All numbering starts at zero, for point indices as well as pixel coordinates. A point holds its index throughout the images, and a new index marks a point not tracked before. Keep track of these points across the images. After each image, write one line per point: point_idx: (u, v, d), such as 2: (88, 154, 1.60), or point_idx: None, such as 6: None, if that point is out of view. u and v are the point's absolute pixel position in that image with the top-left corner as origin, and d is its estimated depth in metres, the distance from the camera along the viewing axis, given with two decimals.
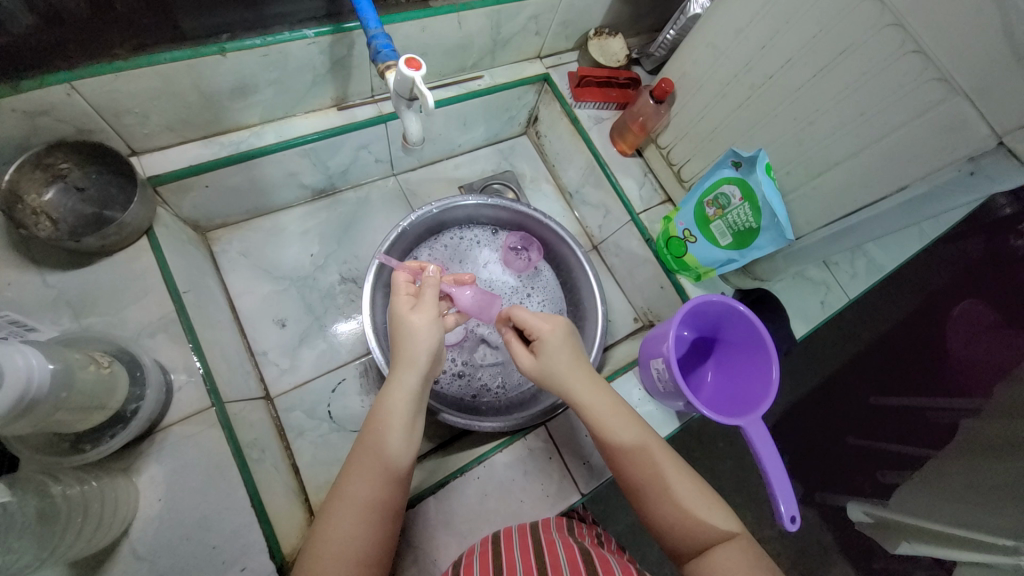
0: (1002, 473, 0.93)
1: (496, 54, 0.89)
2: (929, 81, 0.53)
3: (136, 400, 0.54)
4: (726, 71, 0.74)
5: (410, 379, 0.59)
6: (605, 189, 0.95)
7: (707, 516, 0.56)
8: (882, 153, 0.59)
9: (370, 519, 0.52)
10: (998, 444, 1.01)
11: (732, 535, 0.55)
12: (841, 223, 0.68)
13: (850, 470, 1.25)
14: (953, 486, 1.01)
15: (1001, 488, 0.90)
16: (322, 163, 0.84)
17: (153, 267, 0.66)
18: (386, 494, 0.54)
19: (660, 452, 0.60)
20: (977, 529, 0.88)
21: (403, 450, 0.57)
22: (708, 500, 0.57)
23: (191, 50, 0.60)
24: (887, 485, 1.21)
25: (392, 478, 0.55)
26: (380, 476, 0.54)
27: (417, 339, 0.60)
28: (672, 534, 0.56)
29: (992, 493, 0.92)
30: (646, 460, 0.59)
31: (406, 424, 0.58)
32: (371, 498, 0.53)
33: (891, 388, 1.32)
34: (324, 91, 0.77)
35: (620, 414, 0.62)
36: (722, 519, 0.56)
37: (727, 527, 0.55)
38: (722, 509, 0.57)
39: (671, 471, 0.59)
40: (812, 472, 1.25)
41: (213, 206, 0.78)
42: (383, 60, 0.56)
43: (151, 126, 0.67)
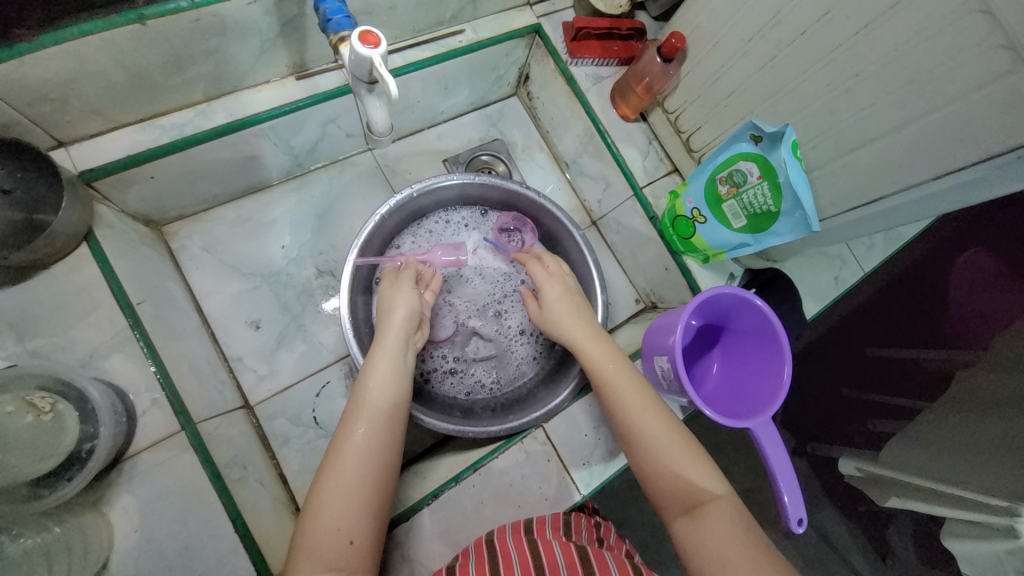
0: (994, 429, 0.88)
1: (478, 3, 0.77)
2: (996, 47, 0.43)
3: (90, 440, 0.50)
4: (749, 24, 0.63)
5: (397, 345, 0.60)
6: (605, 160, 0.85)
7: (698, 474, 0.54)
8: (928, 130, 0.51)
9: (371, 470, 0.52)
10: (985, 400, 0.96)
11: (723, 496, 0.53)
12: (871, 206, 0.60)
13: (840, 421, 1.20)
14: (938, 438, 0.98)
15: (989, 447, 0.86)
16: (285, 143, 0.74)
17: (98, 277, 0.58)
18: (386, 448, 0.53)
19: (651, 403, 0.59)
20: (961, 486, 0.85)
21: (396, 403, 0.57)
22: (700, 458, 0.56)
23: (104, 21, 0.50)
24: (878, 434, 1.18)
25: (391, 425, 0.55)
26: (379, 429, 0.54)
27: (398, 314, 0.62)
28: (663, 492, 0.55)
29: (979, 450, 0.88)
30: (638, 413, 0.58)
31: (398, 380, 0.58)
32: (370, 449, 0.52)
33: (892, 337, 1.24)
34: (277, 57, 0.65)
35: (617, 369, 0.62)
36: (712, 479, 0.54)
37: (716, 489, 0.54)
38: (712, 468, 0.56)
39: (664, 425, 0.58)
40: (805, 424, 1.20)
41: (164, 198, 0.69)
42: (336, 31, 0.46)
43: (74, 112, 0.57)
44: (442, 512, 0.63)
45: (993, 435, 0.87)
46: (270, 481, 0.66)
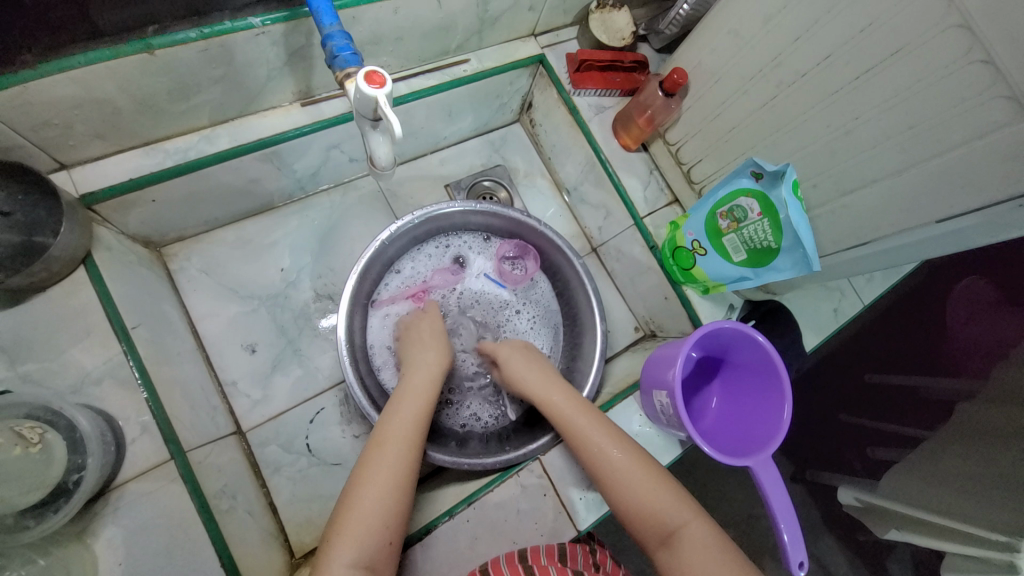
0: (989, 462, 0.87)
1: (483, 34, 0.78)
2: (995, 99, 0.44)
3: (78, 470, 0.48)
4: (750, 63, 0.64)
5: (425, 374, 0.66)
6: (606, 189, 0.86)
7: (668, 499, 0.56)
8: (928, 175, 0.51)
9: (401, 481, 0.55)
10: (983, 430, 0.94)
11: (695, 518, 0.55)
12: (872, 246, 0.60)
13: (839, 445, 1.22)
14: (937, 469, 0.97)
15: (987, 479, 0.85)
16: (288, 167, 0.74)
17: (93, 301, 0.58)
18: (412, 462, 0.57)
19: (602, 435, 0.61)
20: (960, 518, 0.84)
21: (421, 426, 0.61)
22: (669, 482, 0.58)
23: (112, 49, 0.50)
24: (877, 462, 1.17)
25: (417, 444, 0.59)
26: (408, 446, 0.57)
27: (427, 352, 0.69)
28: (640, 523, 0.57)
29: (976, 481, 0.86)
30: (598, 449, 0.60)
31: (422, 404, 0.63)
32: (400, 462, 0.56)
33: (891, 365, 1.23)
34: (283, 85, 0.66)
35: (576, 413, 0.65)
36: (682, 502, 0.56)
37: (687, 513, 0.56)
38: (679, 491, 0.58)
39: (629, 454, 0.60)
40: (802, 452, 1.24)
41: (164, 220, 0.69)
42: (341, 67, 0.46)
43: (79, 137, 0.57)
44: (434, 548, 0.62)
45: (990, 467, 0.86)
46: (260, 511, 0.65)
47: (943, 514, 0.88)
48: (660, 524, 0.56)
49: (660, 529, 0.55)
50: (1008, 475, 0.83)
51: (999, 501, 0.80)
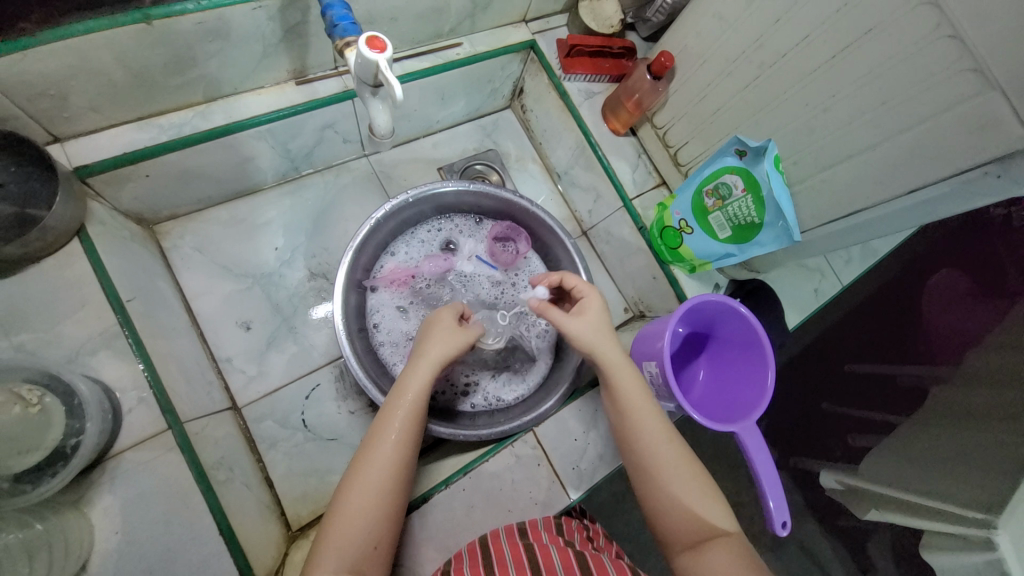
0: (964, 446, 0.92)
1: (476, 17, 0.79)
2: (961, 72, 0.47)
3: (76, 435, 0.49)
4: (733, 46, 0.67)
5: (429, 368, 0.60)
6: (596, 172, 0.88)
7: (705, 509, 0.53)
8: (901, 148, 0.54)
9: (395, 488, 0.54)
10: (970, 416, 0.98)
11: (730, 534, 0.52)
12: (848, 219, 0.63)
13: (822, 433, 1.25)
14: (918, 450, 1.01)
15: (959, 460, 0.89)
16: (283, 146, 0.75)
17: (87, 273, 0.58)
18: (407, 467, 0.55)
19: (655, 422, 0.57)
20: (936, 498, 0.87)
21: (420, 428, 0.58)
22: (711, 493, 0.54)
23: (110, 21, 0.51)
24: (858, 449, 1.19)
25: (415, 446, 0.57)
26: (404, 450, 0.56)
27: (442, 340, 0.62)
28: (671, 519, 0.54)
29: (952, 464, 0.90)
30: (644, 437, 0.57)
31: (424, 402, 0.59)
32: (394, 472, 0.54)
33: (867, 353, 1.28)
34: (278, 63, 0.67)
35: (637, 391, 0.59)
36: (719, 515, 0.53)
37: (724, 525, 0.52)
38: (719, 501, 0.54)
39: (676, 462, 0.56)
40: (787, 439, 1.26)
41: (158, 197, 0.69)
42: (341, 36, 0.47)
43: (73, 109, 0.57)
44: (431, 517, 0.63)
45: (967, 447, 0.90)
46: (256, 485, 0.66)
47: (921, 494, 0.90)
48: (692, 532, 0.52)
49: (691, 536, 0.52)
50: (983, 454, 0.86)
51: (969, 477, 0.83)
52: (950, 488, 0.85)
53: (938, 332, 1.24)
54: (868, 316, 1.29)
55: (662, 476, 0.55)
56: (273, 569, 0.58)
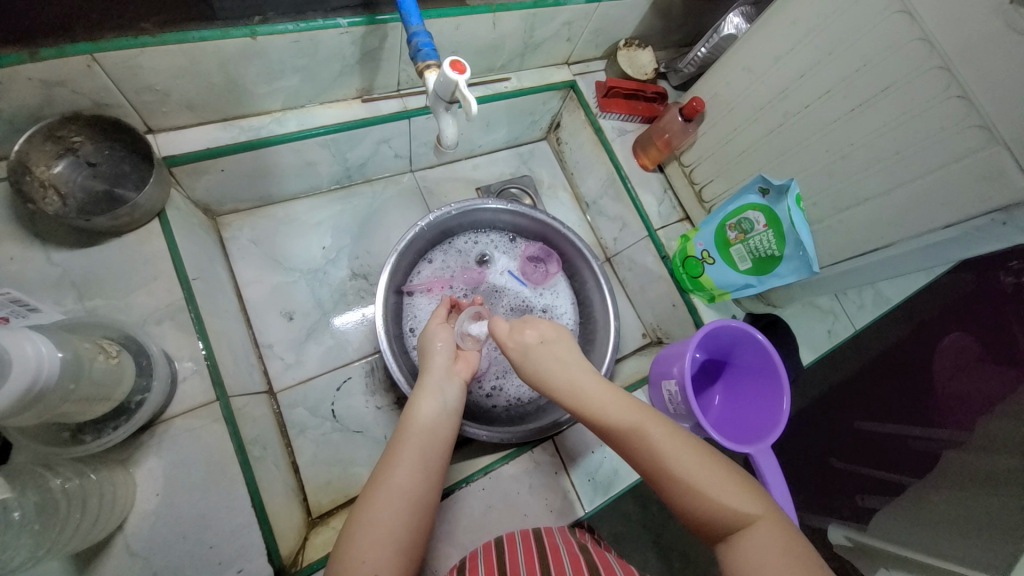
0: (980, 508, 0.91)
1: (526, 57, 0.88)
2: (970, 128, 0.52)
3: (142, 392, 0.53)
4: (760, 96, 0.74)
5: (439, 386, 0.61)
6: (624, 203, 0.94)
7: (729, 497, 0.48)
8: (915, 194, 0.59)
9: (418, 507, 0.52)
10: (987, 478, 0.98)
11: (761, 516, 0.47)
12: (864, 258, 0.68)
13: (833, 492, 1.24)
14: (932, 513, 1.00)
15: (974, 522, 0.89)
16: (342, 155, 0.82)
17: (162, 250, 0.63)
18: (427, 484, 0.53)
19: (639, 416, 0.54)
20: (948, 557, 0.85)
21: (437, 448, 0.56)
22: (728, 477, 0.50)
23: (221, 31, 0.58)
24: (866, 509, 1.17)
25: (435, 464, 0.55)
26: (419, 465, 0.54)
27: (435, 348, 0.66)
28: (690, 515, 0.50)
29: (968, 525, 0.89)
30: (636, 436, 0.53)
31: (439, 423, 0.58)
32: (412, 491, 0.52)
33: (879, 414, 1.30)
34: (350, 81, 0.74)
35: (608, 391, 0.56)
36: (744, 499, 0.48)
37: (752, 509, 0.48)
38: (743, 485, 0.49)
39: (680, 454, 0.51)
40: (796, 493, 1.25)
41: (226, 191, 0.76)
42: (422, 59, 0.54)
43: (171, 105, 0.64)
44: (449, 513, 0.65)
45: (985, 510, 0.89)
46: (285, 467, 0.68)
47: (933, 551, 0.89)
48: (722, 526, 0.48)
49: (722, 530, 0.48)
50: (1000, 516, 0.85)
51: (987, 538, 0.82)
52: (965, 548, 0.83)
53: (947, 399, 1.26)
54: (874, 380, 1.34)
55: (667, 472, 0.51)
56: (294, 549, 0.60)
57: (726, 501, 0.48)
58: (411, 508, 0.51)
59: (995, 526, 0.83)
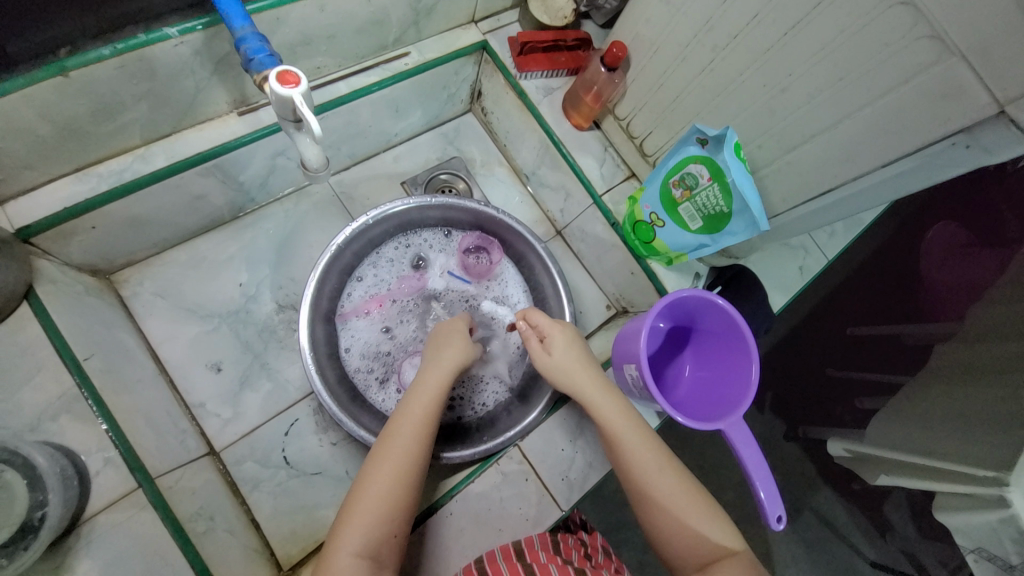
0: (969, 400, 0.89)
1: (420, 24, 0.76)
2: (919, 40, 0.44)
3: (41, 507, 0.48)
4: (684, 29, 0.64)
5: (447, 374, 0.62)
6: (563, 170, 0.86)
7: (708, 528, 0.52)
8: (864, 124, 0.52)
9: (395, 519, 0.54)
10: (975, 367, 0.95)
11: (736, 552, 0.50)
12: (820, 200, 0.61)
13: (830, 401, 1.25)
14: (926, 411, 0.97)
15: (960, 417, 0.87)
16: (234, 180, 0.73)
17: (41, 337, 0.56)
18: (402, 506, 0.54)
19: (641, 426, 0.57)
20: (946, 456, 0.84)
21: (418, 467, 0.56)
22: (711, 510, 0.53)
23: (25, 77, 0.49)
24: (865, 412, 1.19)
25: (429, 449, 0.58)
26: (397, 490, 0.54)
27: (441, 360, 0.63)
28: (673, 537, 0.52)
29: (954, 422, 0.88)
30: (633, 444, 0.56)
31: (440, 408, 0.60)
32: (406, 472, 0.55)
33: (870, 317, 1.29)
34: (215, 96, 0.64)
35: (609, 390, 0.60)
36: (722, 533, 0.51)
37: (732, 544, 0.51)
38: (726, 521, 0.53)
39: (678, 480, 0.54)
40: (795, 406, 1.26)
41: (109, 246, 0.67)
42: (258, 69, 0.44)
43: (3, 169, 0.55)
44: (421, 544, 0.62)
45: (976, 403, 0.87)
46: (241, 529, 0.65)
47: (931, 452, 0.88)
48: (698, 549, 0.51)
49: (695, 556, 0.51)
50: (987, 408, 0.84)
51: (988, 438, 0.79)
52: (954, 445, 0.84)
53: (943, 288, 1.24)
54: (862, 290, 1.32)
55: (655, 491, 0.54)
56: None
57: (703, 530, 0.51)
58: (392, 498, 0.54)
59: (983, 421, 0.82)
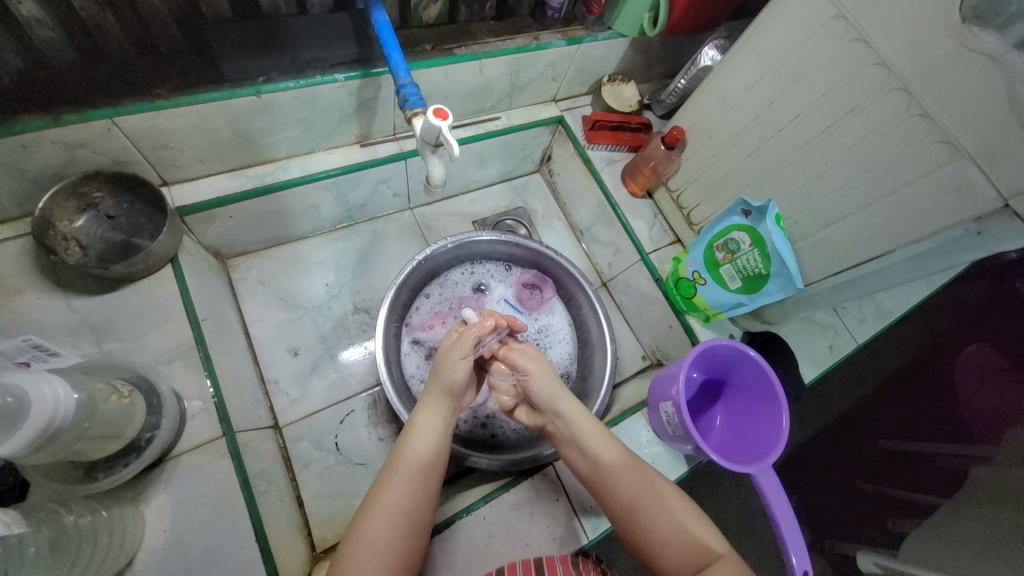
0: (1009, 523, 0.87)
1: (514, 97, 0.93)
2: (936, 144, 0.55)
3: (151, 430, 0.56)
4: (736, 122, 0.78)
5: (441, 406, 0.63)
6: (616, 228, 0.97)
7: (697, 533, 0.57)
8: (890, 207, 0.61)
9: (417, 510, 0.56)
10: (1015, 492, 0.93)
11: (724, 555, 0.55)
12: (851, 272, 0.69)
13: (861, 517, 1.20)
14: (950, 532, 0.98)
15: (1002, 539, 0.85)
16: (343, 197, 0.87)
17: (174, 294, 0.67)
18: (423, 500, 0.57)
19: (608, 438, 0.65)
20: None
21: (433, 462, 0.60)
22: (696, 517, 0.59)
23: (229, 91, 0.64)
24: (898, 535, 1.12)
25: (429, 489, 0.57)
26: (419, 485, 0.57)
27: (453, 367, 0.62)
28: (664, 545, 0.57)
29: (996, 544, 0.85)
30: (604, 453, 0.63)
31: (434, 445, 0.61)
32: (408, 512, 0.55)
33: (904, 431, 1.27)
34: (349, 129, 0.80)
35: (581, 412, 0.66)
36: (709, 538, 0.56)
37: (718, 547, 0.56)
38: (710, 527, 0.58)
39: (664, 494, 0.60)
40: (819, 518, 1.23)
41: (234, 234, 0.81)
42: (411, 108, 0.58)
43: (184, 159, 0.70)
44: (452, 542, 0.65)
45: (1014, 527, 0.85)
46: (288, 501, 0.69)
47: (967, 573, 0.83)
48: (688, 556, 0.55)
49: (689, 563, 0.55)
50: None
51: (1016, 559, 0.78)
52: (993, 567, 0.80)
53: (976, 412, 1.24)
54: (896, 399, 1.32)
55: (641, 499, 0.60)
56: None
57: (688, 536, 0.57)
58: (416, 497, 0.56)
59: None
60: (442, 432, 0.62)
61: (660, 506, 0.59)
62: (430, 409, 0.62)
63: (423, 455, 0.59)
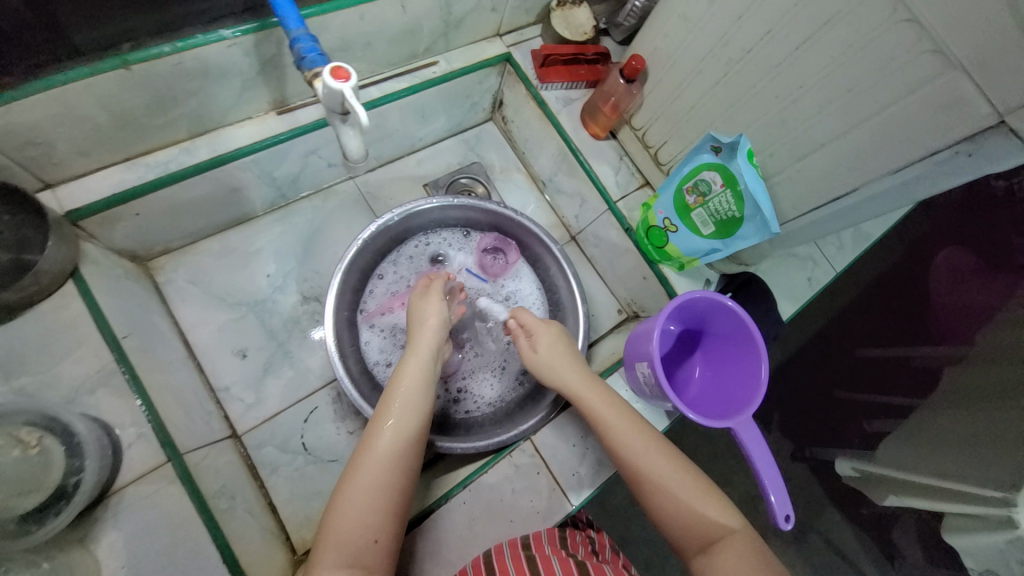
0: (971, 424, 0.89)
1: (449, 36, 0.80)
2: (925, 54, 0.47)
3: (77, 472, 0.51)
4: (701, 43, 0.68)
5: (426, 353, 0.61)
6: (580, 177, 0.89)
7: (696, 503, 0.53)
8: (872, 132, 0.54)
9: (399, 467, 0.52)
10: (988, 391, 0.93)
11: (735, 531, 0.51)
12: (831, 206, 0.63)
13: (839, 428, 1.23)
14: (924, 434, 1.01)
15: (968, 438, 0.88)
16: (269, 175, 0.77)
17: (83, 314, 0.59)
18: (408, 450, 0.53)
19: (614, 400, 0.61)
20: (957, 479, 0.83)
21: (418, 415, 0.56)
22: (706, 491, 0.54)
23: (90, 67, 0.53)
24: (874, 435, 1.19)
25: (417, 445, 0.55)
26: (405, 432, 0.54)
27: (427, 322, 0.64)
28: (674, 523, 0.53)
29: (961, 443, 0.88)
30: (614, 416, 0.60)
31: (421, 389, 0.58)
32: (391, 469, 0.52)
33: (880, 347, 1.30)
34: (258, 95, 0.68)
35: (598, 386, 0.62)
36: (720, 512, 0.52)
37: (727, 524, 0.52)
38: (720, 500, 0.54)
39: (669, 458, 0.56)
40: (802, 430, 1.24)
41: (149, 232, 0.71)
42: (309, 67, 0.48)
43: (60, 154, 0.59)
44: (434, 531, 0.63)
45: (977, 425, 0.88)
46: (259, 510, 0.66)
47: (942, 476, 0.87)
48: (688, 526, 0.52)
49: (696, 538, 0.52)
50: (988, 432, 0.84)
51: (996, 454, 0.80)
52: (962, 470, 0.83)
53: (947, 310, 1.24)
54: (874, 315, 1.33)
55: (655, 468, 0.55)
56: None
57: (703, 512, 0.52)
58: (396, 454, 0.53)
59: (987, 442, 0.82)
60: (425, 379, 0.59)
61: (667, 475, 0.55)
62: (414, 355, 0.61)
63: (412, 405, 0.56)
